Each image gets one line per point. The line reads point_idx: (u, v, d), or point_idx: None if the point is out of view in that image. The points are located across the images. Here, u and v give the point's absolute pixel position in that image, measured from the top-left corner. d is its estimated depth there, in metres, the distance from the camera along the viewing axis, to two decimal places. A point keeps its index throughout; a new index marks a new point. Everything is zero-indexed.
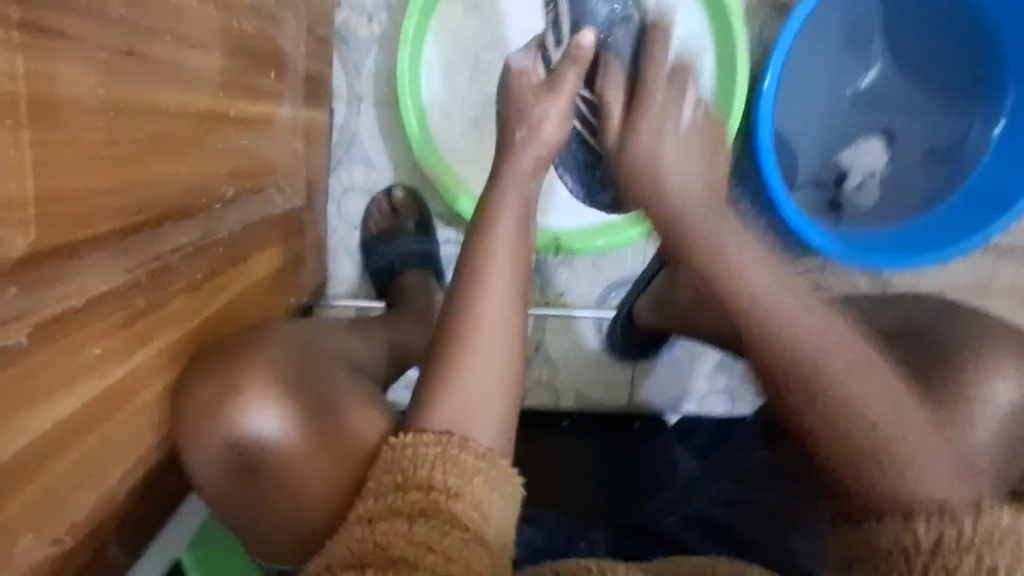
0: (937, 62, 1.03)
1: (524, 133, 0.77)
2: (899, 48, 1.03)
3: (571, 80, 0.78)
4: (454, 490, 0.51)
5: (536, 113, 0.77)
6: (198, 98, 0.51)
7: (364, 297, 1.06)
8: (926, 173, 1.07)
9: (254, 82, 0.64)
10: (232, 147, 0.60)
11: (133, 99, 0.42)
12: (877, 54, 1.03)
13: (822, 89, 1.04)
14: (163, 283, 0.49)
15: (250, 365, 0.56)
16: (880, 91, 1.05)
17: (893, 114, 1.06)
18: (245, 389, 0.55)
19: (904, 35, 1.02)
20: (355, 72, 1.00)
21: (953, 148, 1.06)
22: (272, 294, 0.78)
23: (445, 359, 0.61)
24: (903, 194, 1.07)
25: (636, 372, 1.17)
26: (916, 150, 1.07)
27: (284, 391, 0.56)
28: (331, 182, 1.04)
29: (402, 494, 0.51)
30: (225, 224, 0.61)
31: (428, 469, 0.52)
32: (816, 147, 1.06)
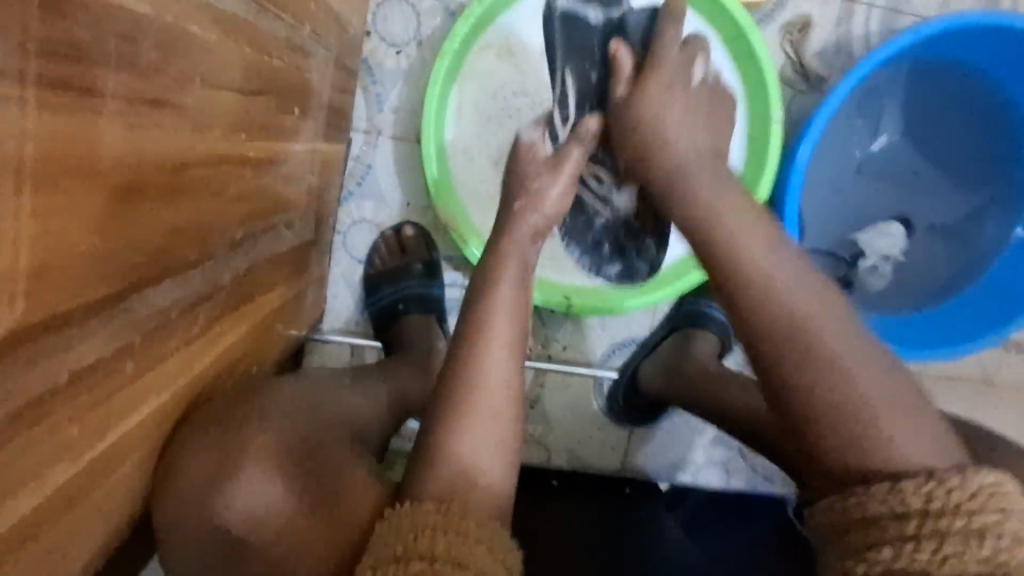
0: (950, 139, 1.02)
1: (524, 202, 0.77)
2: (912, 119, 1.01)
3: (573, 161, 0.81)
4: (460, 561, 0.45)
5: (536, 187, 0.79)
6: (219, 144, 0.48)
7: (360, 334, 1.02)
8: (946, 258, 1.04)
9: (277, 119, 0.60)
10: (247, 188, 0.56)
11: (149, 155, 0.38)
12: (890, 122, 1.01)
13: (845, 164, 1.01)
14: (158, 342, 0.45)
15: (245, 455, 0.52)
16: (902, 173, 1.03)
17: (915, 196, 1.03)
18: (236, 483, 0.51)
19: (918, 108, 1.01)
20: (377, 105, 0.97)
21: (962, 228, 1.03)
22: (269, 335, 0.74)
23: (444, 430, 0.56)
24: (913, 278, 1.04)
25: (633, 437, 1.13)
26: (924, 225, 1.04)
27: (274, 484, 0.52)
28: (340, 213, 1.00)
29: (402, 566, 0.44)
30: (230, 267, 0.57)
31: (429, 538, 0.46)
32: (837, 220, 1.02)
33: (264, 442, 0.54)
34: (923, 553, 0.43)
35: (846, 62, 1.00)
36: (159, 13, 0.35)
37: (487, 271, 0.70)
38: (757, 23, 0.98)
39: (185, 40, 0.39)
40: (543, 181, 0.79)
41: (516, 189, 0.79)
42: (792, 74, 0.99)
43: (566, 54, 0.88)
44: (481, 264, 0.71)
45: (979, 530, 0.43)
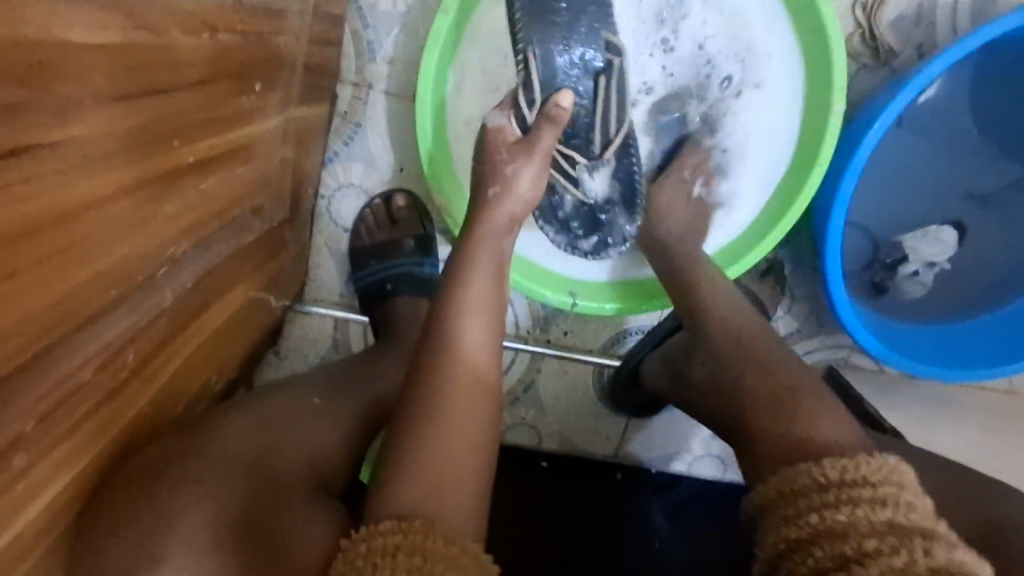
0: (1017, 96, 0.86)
1: (497, 190, 0.65)
2: (976, 71, 0.85)
3: (546, 142, 0.67)
4: None
5: (509, 171, 0.66)
6: (143, 167, 0.38)
7: (344, 307, 0.94)
8: (988, 243, 0.91)
9: (233, 105, 0.50)
10: (192, 197, 0.47)
11: (19, 223, 0.29)
12: (947, 73, 0.86)
13: (887, 150, 0.89)
14: (68, 412, 0.38)
15: (173, 524, 0.45)
16: (958, 154, 0.89)
17: (970, 186, 0.90)
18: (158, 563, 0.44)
19: (985, 61, 0.85)
20: (369, 53, 0.84)
21: (999, 195, 0.90)
22: (233, 333, 0.67)
23: (404, 472, 0.49)
24: (953, 277, 0.92)
25: (629, 425, 1.08)
26: (957, 191, 0.90)
27: (206, 559, 0.44)
28: (323, 176, 0.89)
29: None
30: (174, 285, 0.49)
31: (390, 569, 0.42)
32: (874, 214, 0.91)
33: (205, 519, 0.46)
34: (840, 515, 0.47)
35: (925, 36, 0.84)
36: (9, 32, 0.25)
37: (482, 283, 0.61)
38: None
39: (60, 57, 0.29)
40: (515, 166, 0.66)
41: (483, 171, 0.67)
42: (857, 45, 0.84)
43: (528, 24, 0.71)
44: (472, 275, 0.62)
45: (880, 498, 0.47)
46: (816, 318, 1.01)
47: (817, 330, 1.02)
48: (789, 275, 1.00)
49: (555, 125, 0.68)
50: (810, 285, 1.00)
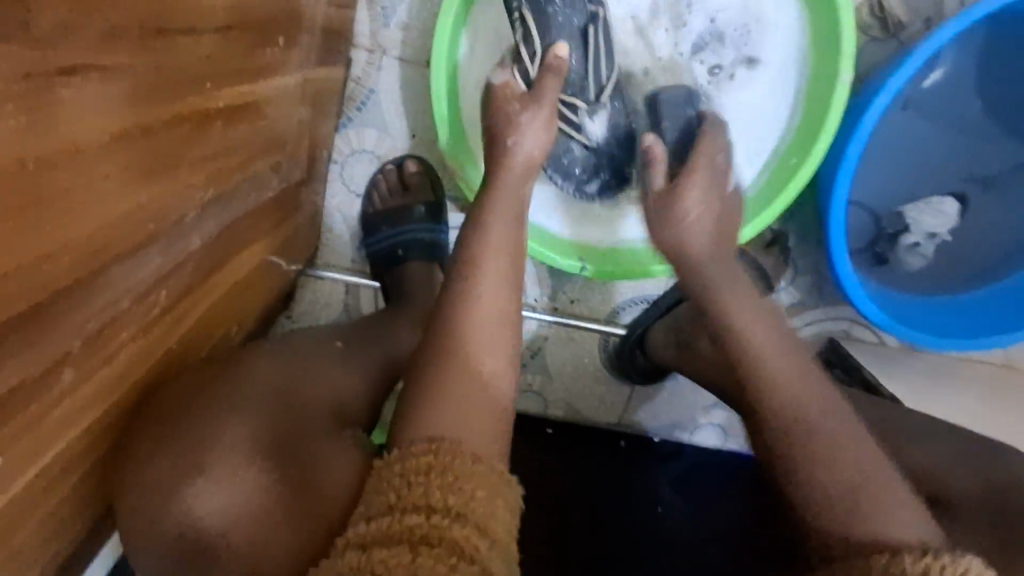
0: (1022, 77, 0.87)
1: (513, 140, 0.69)
2: (979, 53, 0.86)
3: (552, 92, 0.71)
4: (456, 511, 0.44)
5: (522, 120, 0.69)
6: (175, 106, 0.40)
7: (356, 273, 0.95)
8: (991, 220, 0.92)
9: (256, 57, 0.51)
10: (219, 144, 0.48)
11: (64, 146, 0.31)
12: (952, 55, 0.87)
13: (890, 121, 0.90)
14: (106, 340, 0.39)
15: (209, 443, 0.48)
16: (963, 133, 0.90)
17: (972, 158, 0.91)
18: (200, 473, 0.47)
19: (992, 42, 0.86)
20: (383, 19, 0.85)
21: (1003, 176, 0.91)
22: (252, 287, 0.68)
23: (424, 411, 0.52)
24: (954, 252, 0.93)
25: (634, 393, 1.10)
26: (960, 171, 0.91)
27: (249, 476, 0.48)
28: (336, 141, 0.90)
29: (398, 516, 0.44)
30: (201, 232, 0.50)
31: (424, 486, 0.46)
32: (878, 186, 0.92)
33: (239, 438, 0.49)
34: None
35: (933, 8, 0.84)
36: None
37: (496, 240, 0.63)
38: None
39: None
40: (526, 116, 0.70)
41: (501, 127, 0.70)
42: (865, 16, 0.85)
43: None
44: (486, 232, 0.64)
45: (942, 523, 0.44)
46: (818, 290, 1.02)
47: (820, 303, 1.03)
48: (792, 247, 1.01)
49: (559, 77, 0.72)
50: (813, 258, 1.01)
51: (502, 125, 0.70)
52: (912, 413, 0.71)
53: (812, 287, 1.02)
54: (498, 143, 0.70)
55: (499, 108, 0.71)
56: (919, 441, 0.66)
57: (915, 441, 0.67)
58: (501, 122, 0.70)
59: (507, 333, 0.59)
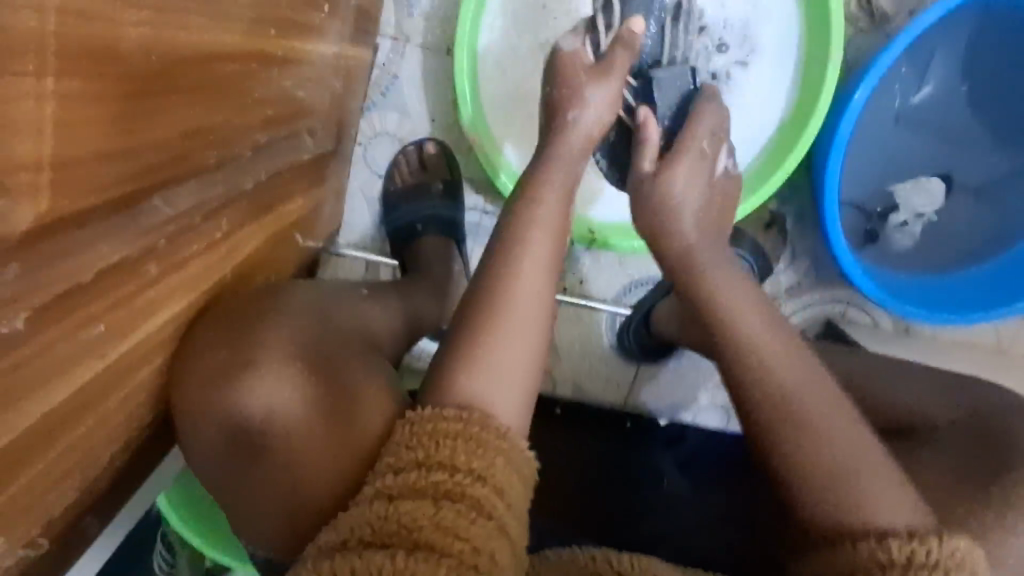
0: (1007, 90, 0.94)
1: (576, 112, 0.73)
2: (964, 67, 0.94)
3: (622, 61, 0.75)
4: (478, 473, 0.49)
5: (585, 92, 0.73)
6: (243, 40, 0.45)
7: (376, 250, 1.00)
8: (976, 217, 0.98)
9: (304, 16, 0.56)
10: (273, 90, 0.54)
11: (167, 47, 0.36)
12: (939, 70, 0.94)
13: (884, 120, 0.97)
14: (180, 246, 0.44)
15: (258, 344, 0.53)
16: (949, 138, 0.97)
17: (958, 153, 0.97)
18: (251, 370, 0.52)
19: (976, 56, 0.93)
20: (408, 9, 0.92)
21: (993, 185, 0.97)
22: (286, 244, 0.73)
23: (473, 347, 0.58)
24: (942, 241, 0.99)
25: (638, 374, 1.14)
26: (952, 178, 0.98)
27: (291, 380, 0.53)
28: (361, 124, 0.96)
29: (425, 472, 0.48)
30: (253, 173, 0.55)
31: (451, 448, 0.50)
32: (871, 176, 0.99)
33: (282, 345, 0.54)
34: None
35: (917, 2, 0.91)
36: None
37: (517, 197, 0.68)
38: None
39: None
40: (592, 88, 0.73)
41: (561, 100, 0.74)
42: (854, 10, 0.92)
43: None
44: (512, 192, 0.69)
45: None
46: (816, 272, 1.07)
47: (817, 284, 1.08)
48: (790, 230, 1.06)
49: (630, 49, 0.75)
50: (810, 242, 1.06)
51: (560, 88, 0.74)
52: (904, 367, 0.76)
53: (810, 269, 1.07)
54: (559, 115, 0.73)
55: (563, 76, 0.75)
56: (910, 390, 0.71)
57: (907, 390, 0.71)
58: (567, 94, 0.73)
59: (547, 281, 0.63)
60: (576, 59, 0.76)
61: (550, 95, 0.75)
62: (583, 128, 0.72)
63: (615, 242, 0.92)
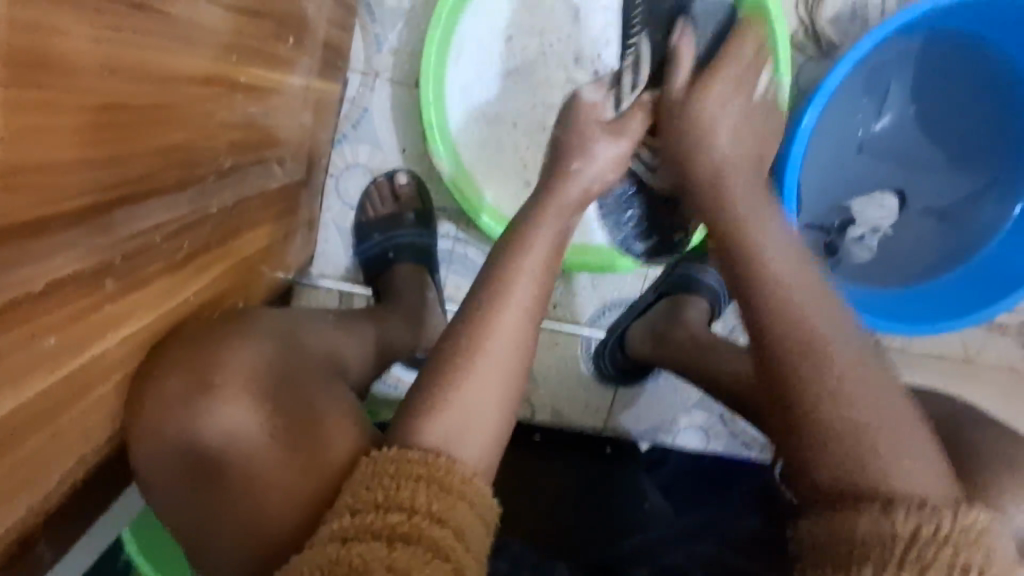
0: (960, 117, 0.99)
1: (579, 164, 0.77)
2: (920, 96, 0.99)
3: (635, 126, 0.79)
4: (437, 516, 0.48)
5: (595, 148, 0.78)
6: (208, 65, 0.47)
7: (349, 281, 1.01)
8: (937, 237, 1.02)
9: (271, 47, 0.58)
10: (239, 116, 0.55)
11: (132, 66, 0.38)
12: (898, 99, 0.99)
13: (849, 148, 1.00)
14: (140, 265, 0.45)
15: (221, 363, 0.53)
16: (908, 163, 1.01)
17: (916, 176, 1.01)
18: (212, 390, 0.52)
19: (928, 84, 0.98)
20: (376, 46, 0.94)
21: (955, 209, 1.01)
22: (256, 273, 0.73)
23: (445, 366, 0.59)
24: (902, 259, 1.02)
25: (616, 397, 1.13)
26: (917, 204, 1.02)
27: (252, 401, 0.53)
28: (332, 156, 0.98)
29: (381, 514, 0.48)
30: (217, 198, 0.56)
31: (412, 490, 0.50)
32: (833, 198, 1.02)
33: (248, 367, 0.54)
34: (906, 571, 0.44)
35: (860, 28, 0.96)
36: None
37: None
38: None
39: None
40: (601, 146, 0.78)
41: (569, 151, 0.78)
42: (803, 37, 0.97)
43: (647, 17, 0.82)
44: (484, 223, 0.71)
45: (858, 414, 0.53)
46: None
47: None
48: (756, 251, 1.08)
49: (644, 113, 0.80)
50: None
51: (571, 139, 0.79)
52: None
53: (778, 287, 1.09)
54: (565, 161, 0.77)
55: (576, 127, 0.79)
56: None
57: None
58: (576, 145, 0.78)
59: (514, 305, 0.64)
60: (592, 112, 0.81)
61: (563, 140, 0.80)
62: (584, 178, 0.76)
63: (586, 263, 0.94)
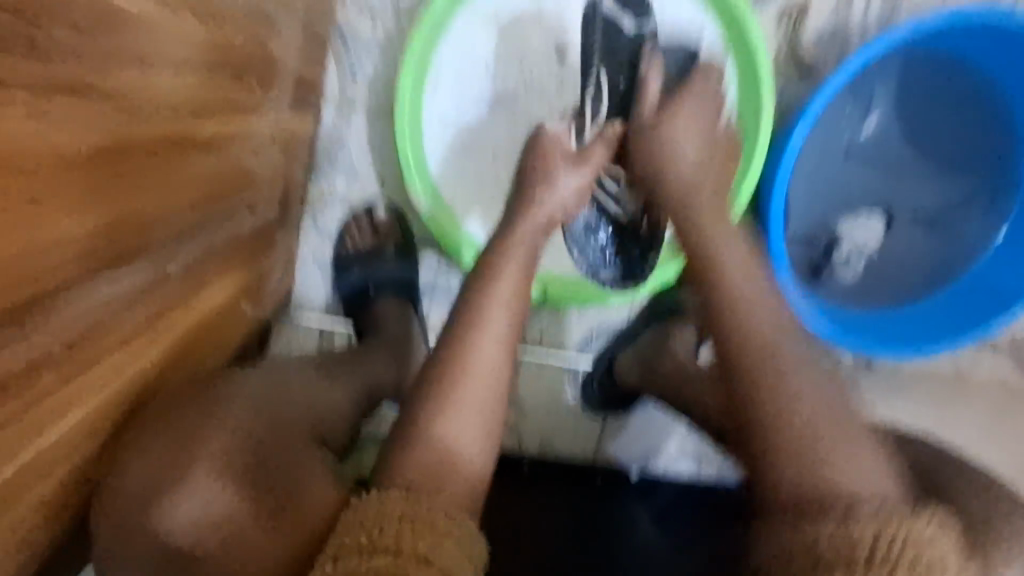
0: (949, 124, 0.96)
1: (543, 190, 0.75)
2: (908, 103, 0.96)
3: (598, 156, 0.80)
4: (424, 555, 0.47)
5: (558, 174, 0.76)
6: (157, 130, 0.44)
7: (329, 314, 0.98)
8: (928, 248, 1.00)
9: (232, 96, 0.56)
10: (197, 172, 0.52)
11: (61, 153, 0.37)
12: (886, 106, 0.97)
13: (834, 156, 0.98)
14: (89, 344, 0.44)
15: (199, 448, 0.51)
16: (898, 172, 0.99)
17: (906, 184, 0.99)
18: (185, 480, 0.50)
19: (915, 91, 0.96)
20: (351, 75, 0.92)
21: (945, 216, 0.99)
22: (228, 323, 0.70)
23: (420, 423, 0.57)
24: (890, 272, 1.00)
25: (606, 426, 1.11)
26: (907, 213, 1.00)
27: (231, 486, 0.50)
28: (309, 190, 0.95)
29: (368, 557, 0.46)
30: (179, 256, 0.53)
31: (396, 531, 0.48)
32: (821, 210, 0.99)
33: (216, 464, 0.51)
34: None
35: (844, 49, 0.94)
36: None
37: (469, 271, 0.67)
38: (754, 5, 0.94)
39: (83, 7, 0.36)
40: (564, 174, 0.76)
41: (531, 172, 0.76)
42: (787, 60, 0.95)
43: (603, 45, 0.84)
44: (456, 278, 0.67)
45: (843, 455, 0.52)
46: None
47: None
48: None
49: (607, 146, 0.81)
50: None
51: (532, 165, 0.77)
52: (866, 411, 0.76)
53: None
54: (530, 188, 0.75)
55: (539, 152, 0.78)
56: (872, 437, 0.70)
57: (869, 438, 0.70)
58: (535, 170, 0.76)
59: (496, 359, 0.61)
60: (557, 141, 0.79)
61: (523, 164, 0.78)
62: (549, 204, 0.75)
63: (573, 295, 0.91)
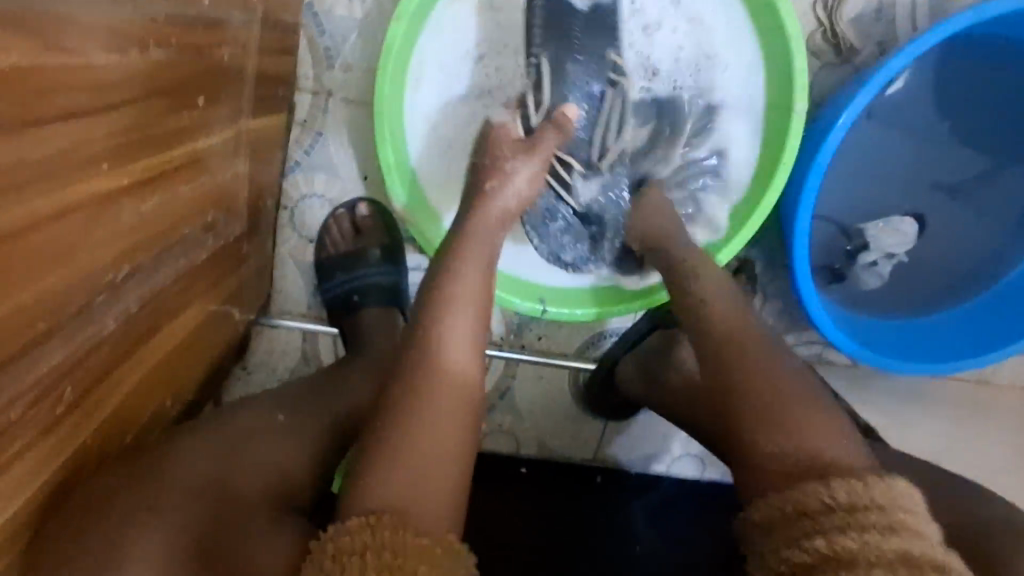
0: (979, 88, 0.86)
1: (494, 184, 0.66)
2: (937, 65, 0.86)
3: (550, 142, 0.70)
4: None
5: (509, 165, 0.67)
6: (69, 192, 0.38)
7: (313, 318, 0.92)
8: (952, 225, 0.91)
9: (171, 122, 0.48)
10: (130, 219, 0.46)
11: None
12: (912, 67, 0.86)
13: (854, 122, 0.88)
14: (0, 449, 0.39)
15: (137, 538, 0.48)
16: (923, 143, 0.89)
17: (930, 154, 0.89)
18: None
19: (944, 51, 0.85)
20: (328, 60, 0.83)
21: (969, 185, 0.90)
22: (190, 354, 0.65)
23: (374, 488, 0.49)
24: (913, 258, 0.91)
25: (608, 428, 1.06)
26: (925, 183, 0.90)
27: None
28: (285, 186, 0.87)
29: None
30: (116, 311, 0.47)
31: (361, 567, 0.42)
32: (837, 188, 0.90)
33: (153, 560, 0.48)
34: None
35: (886, 30, 0.83)
36: None
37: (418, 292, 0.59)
38: None
39: None
40: (514, 163, 0.68)
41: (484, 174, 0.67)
42: (821, 43, 0.84)
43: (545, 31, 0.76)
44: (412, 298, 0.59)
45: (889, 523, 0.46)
46: (789, 315, 0.98)
47: (791, 328, 0.99)
48: (760, 275, 0.97)
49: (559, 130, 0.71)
50: (781, 284, 0.98)
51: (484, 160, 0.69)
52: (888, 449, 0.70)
53: (782, 311, 0.98)
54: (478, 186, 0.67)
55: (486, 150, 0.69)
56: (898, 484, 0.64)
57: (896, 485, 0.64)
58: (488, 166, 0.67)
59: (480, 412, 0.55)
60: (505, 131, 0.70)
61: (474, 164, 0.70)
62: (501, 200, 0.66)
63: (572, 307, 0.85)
